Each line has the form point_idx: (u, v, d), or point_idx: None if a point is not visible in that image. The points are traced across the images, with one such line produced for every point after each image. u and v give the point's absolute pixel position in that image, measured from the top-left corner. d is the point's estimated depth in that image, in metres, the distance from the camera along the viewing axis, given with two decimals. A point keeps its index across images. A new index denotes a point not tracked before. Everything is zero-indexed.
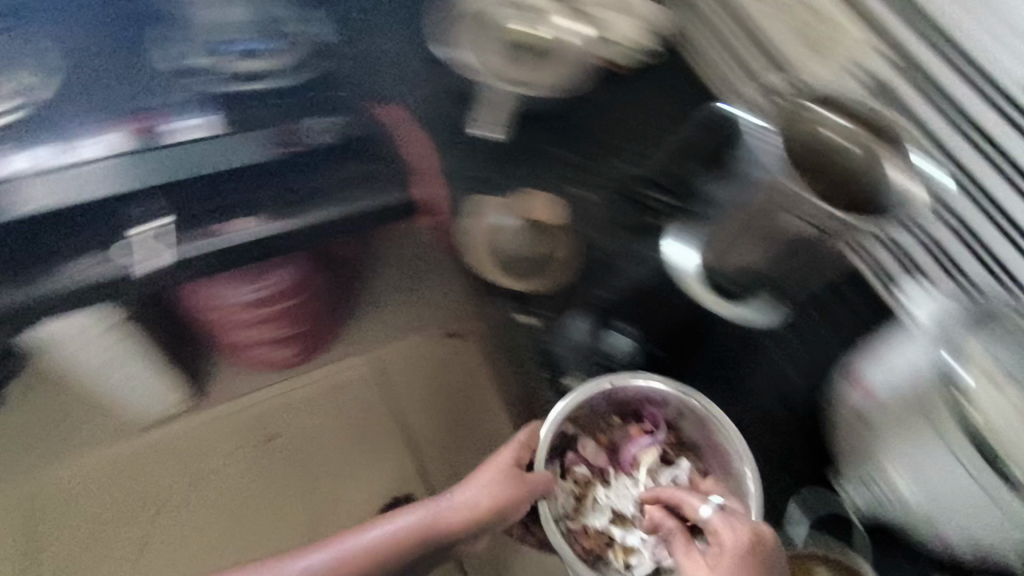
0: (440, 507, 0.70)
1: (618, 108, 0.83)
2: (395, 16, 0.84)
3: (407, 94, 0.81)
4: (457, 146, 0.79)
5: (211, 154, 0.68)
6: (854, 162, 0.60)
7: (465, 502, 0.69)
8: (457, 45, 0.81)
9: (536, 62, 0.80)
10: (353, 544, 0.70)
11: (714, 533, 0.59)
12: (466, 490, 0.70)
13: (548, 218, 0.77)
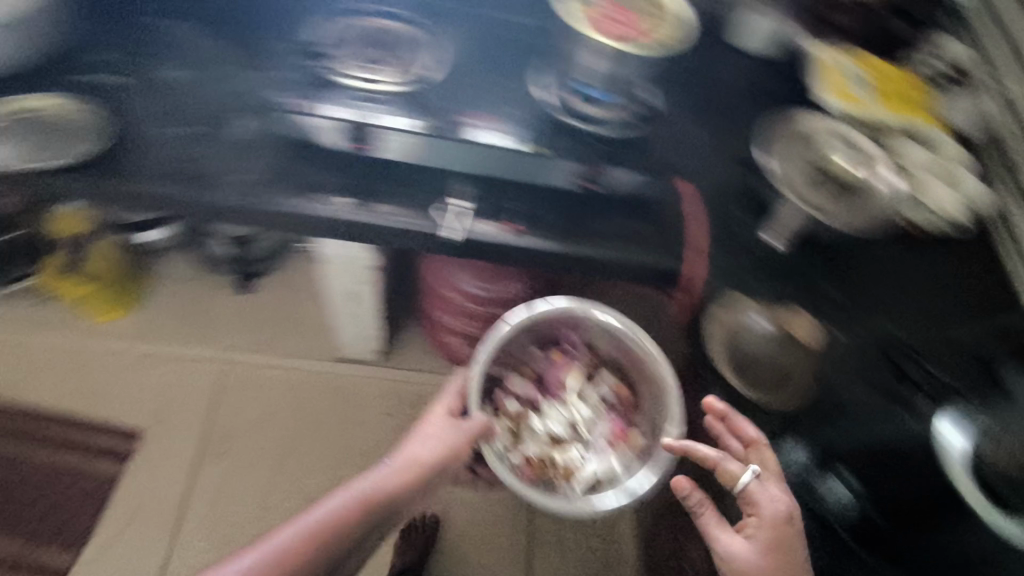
0: (387, 476, 0.80)
1: (902, 273, 0.81)
2: (724, 117, 0.92)
3: (705, 174, 0.85)
4: (736, 236, 0.81)
5: (529, 168, 0.80)
6: None
7: (404, 474, 0.80)
8: (774, 154, 0.84)
9: (842, 193, 0.81)
10: (314, 517, 0.76)
11: (752, 503, 0.73)
12: (407, 451, 0.82)
13: (804, 339, 0.77)
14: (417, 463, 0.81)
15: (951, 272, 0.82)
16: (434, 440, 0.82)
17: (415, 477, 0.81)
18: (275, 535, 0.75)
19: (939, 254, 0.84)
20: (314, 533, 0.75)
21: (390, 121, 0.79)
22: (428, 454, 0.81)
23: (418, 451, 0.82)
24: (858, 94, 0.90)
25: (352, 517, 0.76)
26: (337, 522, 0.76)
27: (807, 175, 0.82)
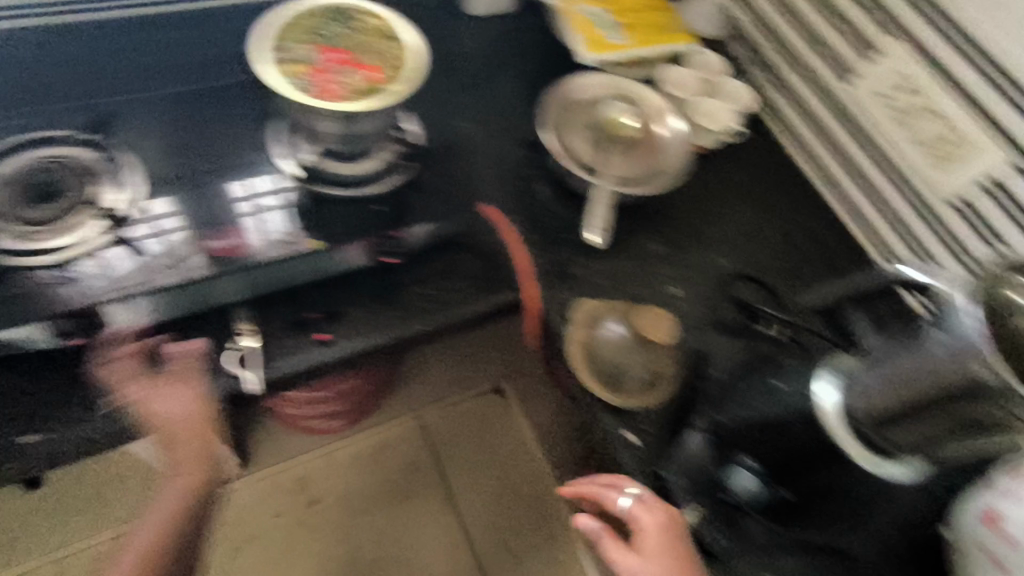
0: (183, 485, 0.67)
1: (707, 202, 0.87)
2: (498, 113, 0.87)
3: (500, 181, 0.80)
4: (555, 243, 0.77)
5: (328, 268, 0.68)
6: None
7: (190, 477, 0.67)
8: (558, 136, 0.79)
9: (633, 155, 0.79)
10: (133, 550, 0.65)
11: (631, 519, 0.61)
12: (185, 443, 0.64)
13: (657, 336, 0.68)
14: (185, 425, 0.63)
15: (745, 176, 0.90)
16: (172, 405, 0.61)
17: (190, 464, 0.66)
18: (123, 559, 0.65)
19: (722, 162, 0.91)
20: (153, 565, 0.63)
21: (106, 281, 0.61)
22: (192, 436, 0.64)
23: (180, 421, 0.61)
24: (607, 36, 0.88)
25: (176, 517, 0.66)
26: (154, 548, 0.64)
27: (596, 148, 0.79)
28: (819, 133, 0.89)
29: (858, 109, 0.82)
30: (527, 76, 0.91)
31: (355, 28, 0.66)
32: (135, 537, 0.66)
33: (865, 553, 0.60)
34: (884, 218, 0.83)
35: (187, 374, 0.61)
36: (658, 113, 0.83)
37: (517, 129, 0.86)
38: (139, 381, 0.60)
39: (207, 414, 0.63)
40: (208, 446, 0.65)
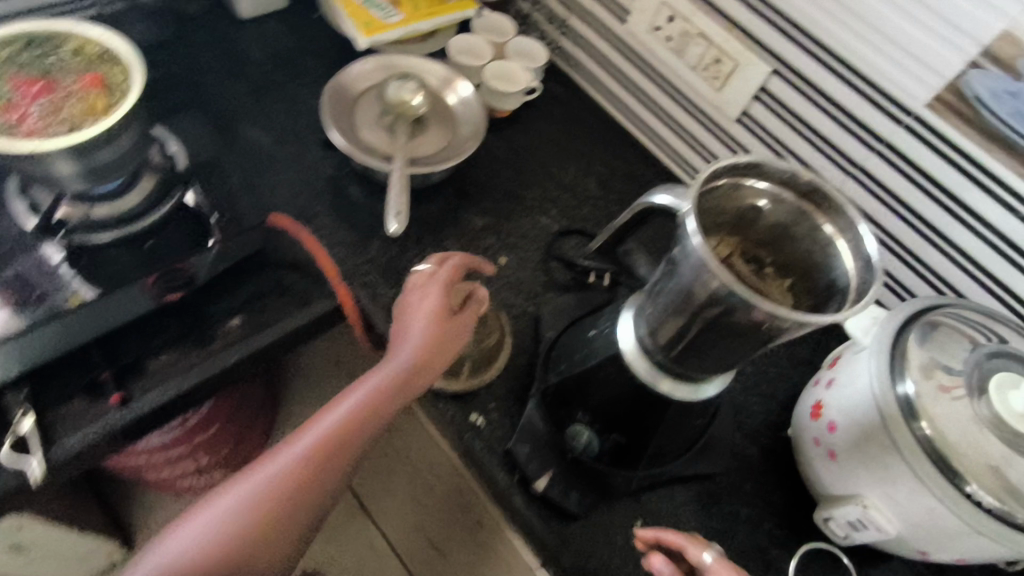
0: (324, 424, 0.55)
1: (521, 163, 0.88)
2: (287, 116, 0.83)
3: (301, 188, 0.77)
4: (368, 238, 0.75)
5: (107, 324, 0.62)
6: (777, 223, 0.47)
7: (355, 403, 0.56)
8: (341, 126, 0.75)
9: (424, 133, 0.78)
10: (245, 491, 0.52)
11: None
12: (361, 387, 0.57)
13: (472, 313, 0.63)
14: (387, 363, 0.58)
15: (556, 131, 0.92)
16: (413, 340, 0.59)
17: (334, 423, 0.55)
18: (184, 532, 0.50)
19: (531, 120, 0.92)
20: (263, 500, 0.51)
21: None
22: (405, 375, 0.58)
23: (405, 368, 0.57)
24: (380, 15, 0.85)
25: (324, 457, 0.53)
26: (290, 474, 0.52)
27: (386, 134, 0.77)
28: (611, 73, 0.92)
29: (643, 49, 0.85)
30: (312, 73, 0.88)
31: (66, 66, 0.61)
32: (224, 493, 0.52)
33: (712, 469, 0.63)
34: (689, 135, 0.86)
35: (441, 279, 0.63)
36: (446, 85, 0.81)
37: (310, 129, 0.82)
38: (438, 273, 0.63)
39: (455, 344, 0.61)
40: (405, 392, 0.58)
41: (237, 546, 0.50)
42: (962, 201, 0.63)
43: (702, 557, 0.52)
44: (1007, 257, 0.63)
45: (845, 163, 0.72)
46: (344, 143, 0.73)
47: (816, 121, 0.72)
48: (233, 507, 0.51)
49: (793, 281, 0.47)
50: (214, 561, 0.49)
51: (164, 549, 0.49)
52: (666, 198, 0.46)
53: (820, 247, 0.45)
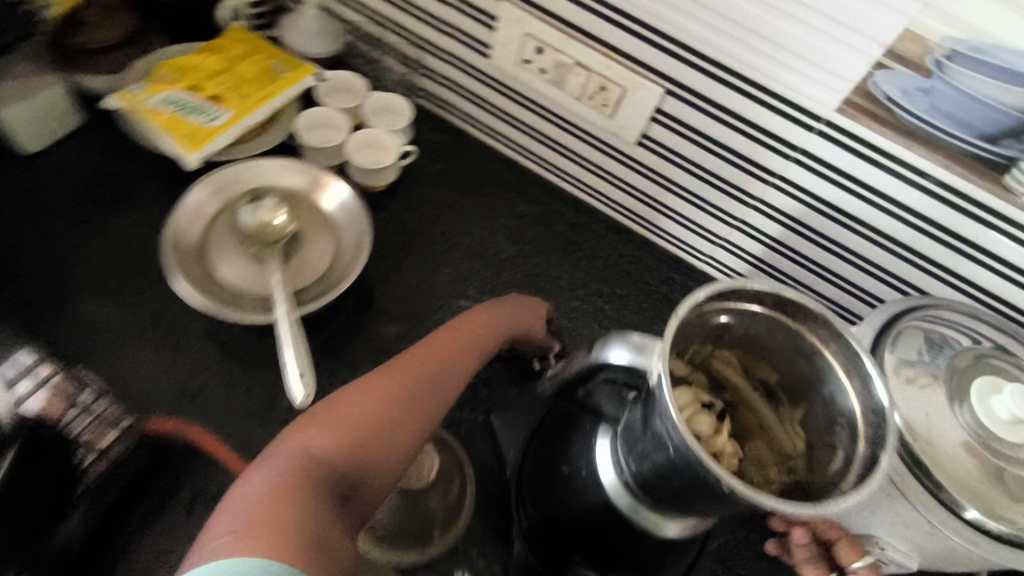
0: (444, 351, 0.53)
1: (417, 241, 0.78)
2: (125, 271, 0.68)
3: (175, 361, 0.64)
4: (275, 398, 0.64)
5: None
6: (745, 333, 0.42)
7: (460, 338, 0.55)
8: (199, 279, 0.62)
9: (300, 251, 0.66)
10: (386, 392, 0.46)
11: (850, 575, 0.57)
12: (466, 330, 0.56)
13: (422, 481, 0.57)
14: (483, 313, 0.60)
15: (445, 190, 0.82)
16: (511, 314, 0.62)
17: (445, 351, 0.53)
18: (320, 427, 0.42)
19: (413, 185, 0.82)
20: (403, 396, 0.47)
21: None
22: (500, 324, 0.60)
23: (500, 331, 0.59)
24: (201, 118, 0.69)
25: (446, 379, 0.51)
26: (418, 375, 0.49)
27: (255, 267, 0.64)
28: (484, 111, 0.82)
29: (517, 84, 0.76)
30: (136, 204, 0.72)
31: None
32: (353, 395, 0.45)
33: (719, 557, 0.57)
34: (585, 162, 0.80)
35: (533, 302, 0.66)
36: (310, 187, 0.69)
37: (160, 280, 0.68)
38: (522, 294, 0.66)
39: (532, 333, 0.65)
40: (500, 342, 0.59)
41: (378, 439, 0.43)
42: (883, 193, 0.61)
43: (852, 563, 0.58)
44: (936, 239, 0.62)
45: (756, 170, 0.68)
46: (210, 304, 0.60)
47: (723, 135, 0.67)
48: (376, 397, 0.45)
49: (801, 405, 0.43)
50: (362, 442, 0.43)
51: (296, 447, 0.41)
52: (624, 354, 0.39)
53: (808, 362, 0.40)
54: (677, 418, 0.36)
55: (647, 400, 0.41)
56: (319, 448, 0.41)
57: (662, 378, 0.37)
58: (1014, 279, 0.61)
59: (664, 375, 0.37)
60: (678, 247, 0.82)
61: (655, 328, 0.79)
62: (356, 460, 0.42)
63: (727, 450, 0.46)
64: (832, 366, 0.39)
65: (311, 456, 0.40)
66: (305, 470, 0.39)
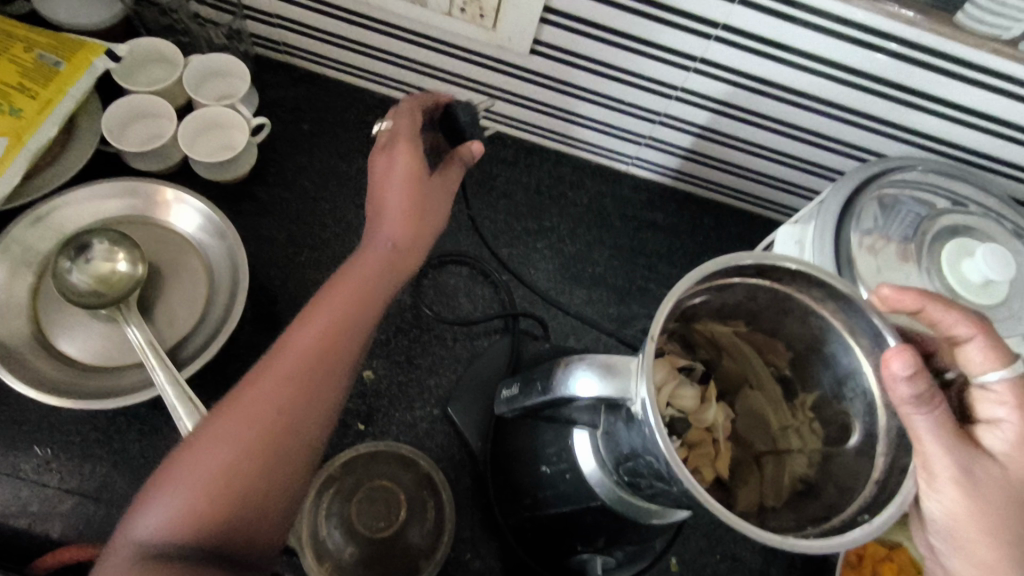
0: (299, 355, 0.42)
1: (307, 228, 0.65)
2: None
3: (57, 464, 0.52)
4: None
5: None
6: (719, 302, 0.38)
7: (322, 332, 0.43)
8: (41, 368, 0.49)
9: (164, 296, 0.53)
10: (236, 432, 0.38)
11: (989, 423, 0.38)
12: (344, 285, 0.45)
13: (391, 525, 0.53)
14: (342, 283, 0.45)
15: (321, 156, 0.68)
16: (399, 207, 0.48)
17: (332, 322, 0.43)
18: (162, 497, 0.36)
19: (281, 160, 0.67)
20: (262, 426, 0.39)
21: None
22: (381, 276, 0.46)
23: (395, 239, 0.48)
24: None
25: (315, 385, 0.41)
26: (292, 389, 0.40)
27: (112, 333, 0.52)
28: (338, 49, 0.67)
29: (368, 9, 0.60)
30: None
31: None
32: (207, 439, 0.38)
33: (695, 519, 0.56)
34: (476, 84, 0.67)
35: (409, 132, 0.51)
36: (143, 209, 0.55)
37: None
38: (397, 125, 0.51)
39: (417, 242, 0.49)
40: (408, 252, 0.48)
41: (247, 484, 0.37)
42: (818, 56, 0.53)
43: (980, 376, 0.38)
44: (876, 94, 0.56)
45: (673, 57, 0.58)
46: (67, 399, 0.47)
47: (629, 24, 0.55)
48: (241, 427, 0.38)
49: (788, 356, 0.41)
50: (214, 503, 0.36)
51: (124, 546, 0.36)
52: (588, 382, 0.32)
53: (798, 318, 0.38)
54: (667, 444, 0.30)
55: (624, 418, 0.34)
56: (157, 526, 0.36)
57: (643, 400, 0.31)
58: (962, 119, 0.56)
59: (645, 397, 0.30)
60: (599, 154, 0.72)
61: (595, 252, 0.70)
62: (233, 511, 0.37)
63: (719, 419, 0.41)
64: (833, 324, 0.37)
65: (145, 545, 0.35)
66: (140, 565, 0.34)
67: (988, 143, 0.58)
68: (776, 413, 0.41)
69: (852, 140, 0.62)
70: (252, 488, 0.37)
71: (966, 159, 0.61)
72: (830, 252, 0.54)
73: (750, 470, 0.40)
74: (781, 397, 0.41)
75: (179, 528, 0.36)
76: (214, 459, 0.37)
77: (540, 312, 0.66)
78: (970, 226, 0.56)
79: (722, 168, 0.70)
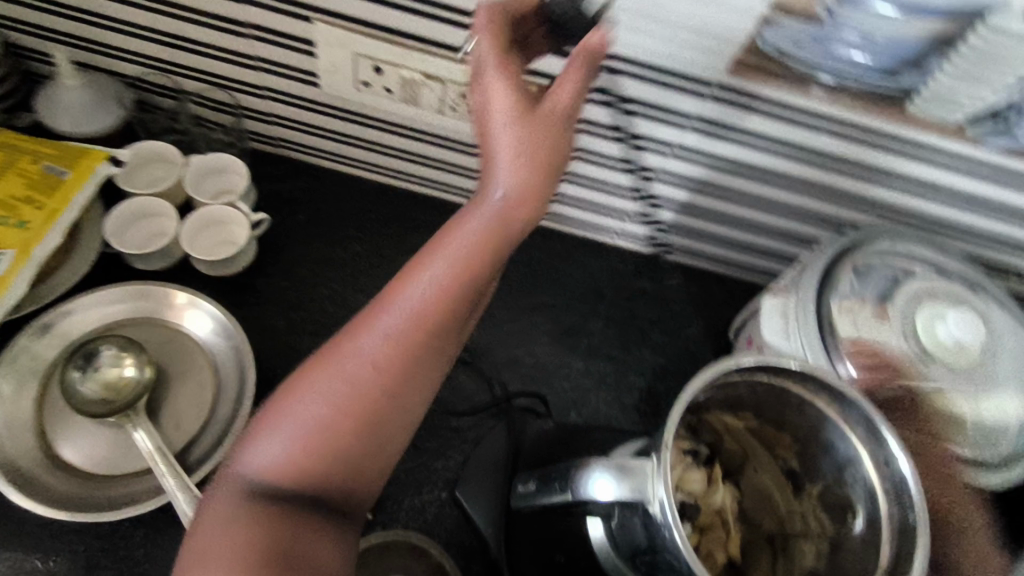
0: (402, 321, 0.39)
1: (308, 316, 0.67)
2: None
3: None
4: None
5: None
6: (723, 395, 0.39)
7: (440, 290, 0.39)
8: (46, 481, 0.49)
9: (169, 397, 0.54)
10: (331, 391, 0.38)
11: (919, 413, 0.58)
12: (457, 240, 0.40)
13: None
14: (461, 232, 0.40)
15: (319, 245, 0.70)
16: (515, 154, 0.40)
17: (457, 283, 0.40)
18: (267, 442, 0.38)
19: (280, 251, 0.69)
20: (360, 389, 0.39)
21: None
22: (499, 236, 0.40)
23: (510, 194, 0.40)
24: None
25: (422, 356, 0.39)
26: (408, 349, 0.39)
27: (117, 439, 0.52)
28: (333, 142, 0.70)
29: (363, 108, 0.64)
30: None
31: None
32: (303, 394, 0.39)
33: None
34: (466, 171, 0.70)
35: (499, 58, 0.41)
36: (152, 310, 0.56)
37: None
38: (483, 49, 0.41)
39: (545, 198, 0.41)
40: (527, 212, 0.41)
41: (353, 440, 0.38)
42: (785, 140, 0.58)
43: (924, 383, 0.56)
44: (840, 172, 0.60)
45: (653, 145, 0.62)
46: (75, 513, 0.47)
47: (611, 117, 0.60)
48: (352, 382, 0.38)
49: (792, 443, 0.42)
50: (319, 459, 0.38)
51: (235, 477, 0.39)
52: (607, 486, 0.34)
53: (801, 411, 0.39)
54: (683, 542, 0.32)
55: (636, 514, 0.36)
56: (260, 468, 0.38)
57: (661, 502, 0.32)
58: (922, 189, 0.60)
59: (663, 499, 0.32)
60: (586, 229, 0.76)
61: (589, 324, 0.73)
62: (338, 463, 0.39)
63: (727, 502, 0.43)
64: (836, 421, 0.38)
65: (253, 482, 0.38)
66: (248, 499, 0.38)
67: (946, 209, 0.63)
68: (780, 493, 0.43)
69: (824, 211, 0.66)
70: (355, 441, 0.39)
71: (928, 225, 0.65)
72: (812, 324, 0.57)
73: (753, 549, 0.42)
74: (783, 479, 0.43)
75: (285, 471, 0.38)
76: (320, 412, 0.38)
77: (540, 388, 0.68)
78: (944, 288, 0.59)
79: (705, 238, 0.73)
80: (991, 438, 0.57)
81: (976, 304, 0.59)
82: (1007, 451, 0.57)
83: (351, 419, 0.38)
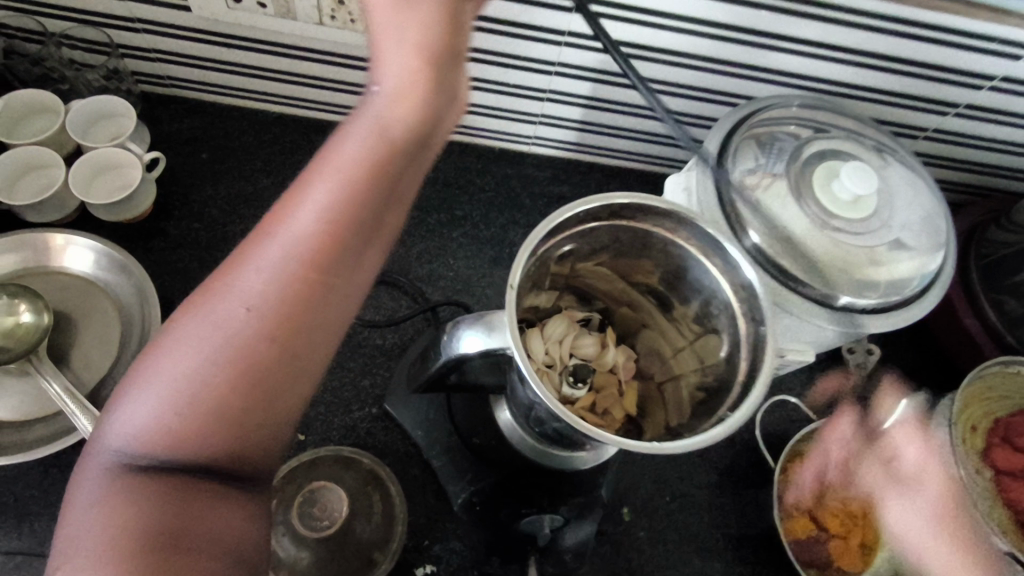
0: (288, 251, 0.34)
1: (220, 252, 0.66)
2: None
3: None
4: None
5: None
6: (591, 250, 0.40)
7: (326, 213, 0.34)
8: None
9: (76, 338, 0.54)
10: (204, 341, 0.33)
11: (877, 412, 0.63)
12: (344, 149, 0.35)
13: (336, 524, 0.54)
14: (346, 144, 0.35)
15: (224, 181, 0.69)
16: (397, 40, 0.35)
17: (350, 204, 0.34)
18: (131, 408, 0.33)
19: (184, 193, 0.68)
20: (241, 336, 0.33)
21: None
22: (388, 145, 0.35)
23: (391, 91, 0.35)
24: None
25: (314, 293, 0.34)
26: (297, 287, 0.34)
27: (24, 384, 0.52)
28: (219, 74, 0.67)
29: (241, 30, 0.61)
30: None
31: None
32: (173, 351, 0.34)
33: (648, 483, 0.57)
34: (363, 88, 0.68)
35: None
36: (36, 259, 0.55)
37: None
38: None
39: (437, 92, 0.36)
40: (417, 110, 0.35)
41: (235, 397, 0.33)
42: (670, 12, 0.57)
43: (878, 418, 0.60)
44: (731, 41, 0.59)
45: (543, 35, 0.60)
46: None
47: (494, 9, 0.58)
48: (233, 330, 0.33)
49: (671, 296, 0.42)
50: (193, 420, 0.33)
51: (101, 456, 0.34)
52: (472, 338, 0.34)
53: (666, 257, 0.40)
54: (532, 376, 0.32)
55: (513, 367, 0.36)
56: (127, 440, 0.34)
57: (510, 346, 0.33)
58: (815, 50, 0.60)
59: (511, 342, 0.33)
60: (497, 138, 0.75)
61: (509, 232, 0.73)
62: (221, 426, 0.33)
63: (619, 360, 0.44)
64: (699, 260, 0.38)
65: (120, 457, 0.33)
66: (120, 475, 0.33)
67: (841, 70, 0.62)
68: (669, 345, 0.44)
69: (727, 89, 0.65)
70: (240, 399, 0.34)
71: (827, 90, 0.65)
72: (711, 196, 0.57)
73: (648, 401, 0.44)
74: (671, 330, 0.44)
75: (153, 439, 0.33)
76: (193, 366, 0.33)
77: (463, 298, 0.68)
78: (842, 147, 0.60)
79: (616, 133, 0.73)
80: (897, 285, 0.57)
81: (874, 160, 0.60)
82: (915, 296, 0.58)
83: (230, 374, 0.33)
